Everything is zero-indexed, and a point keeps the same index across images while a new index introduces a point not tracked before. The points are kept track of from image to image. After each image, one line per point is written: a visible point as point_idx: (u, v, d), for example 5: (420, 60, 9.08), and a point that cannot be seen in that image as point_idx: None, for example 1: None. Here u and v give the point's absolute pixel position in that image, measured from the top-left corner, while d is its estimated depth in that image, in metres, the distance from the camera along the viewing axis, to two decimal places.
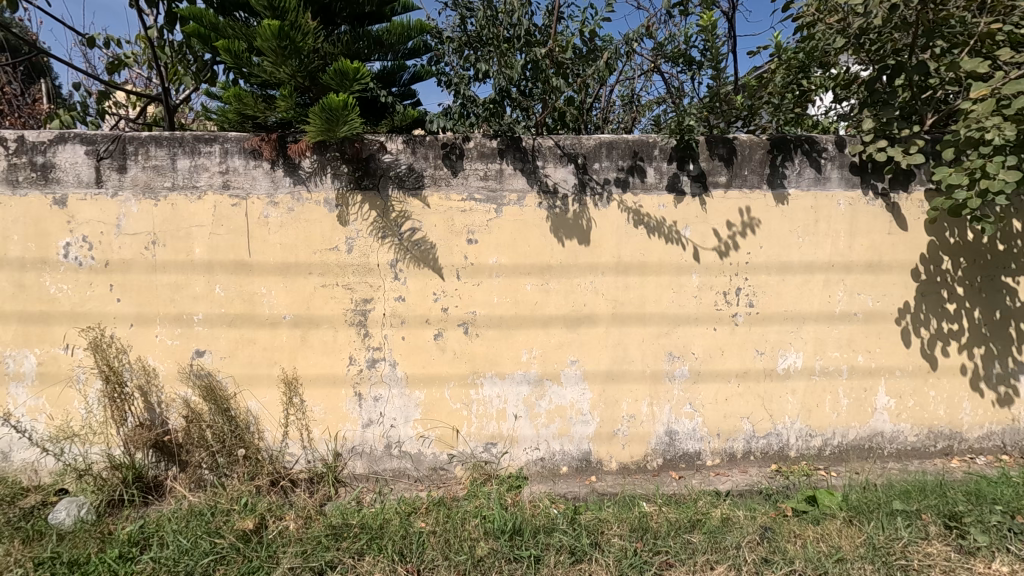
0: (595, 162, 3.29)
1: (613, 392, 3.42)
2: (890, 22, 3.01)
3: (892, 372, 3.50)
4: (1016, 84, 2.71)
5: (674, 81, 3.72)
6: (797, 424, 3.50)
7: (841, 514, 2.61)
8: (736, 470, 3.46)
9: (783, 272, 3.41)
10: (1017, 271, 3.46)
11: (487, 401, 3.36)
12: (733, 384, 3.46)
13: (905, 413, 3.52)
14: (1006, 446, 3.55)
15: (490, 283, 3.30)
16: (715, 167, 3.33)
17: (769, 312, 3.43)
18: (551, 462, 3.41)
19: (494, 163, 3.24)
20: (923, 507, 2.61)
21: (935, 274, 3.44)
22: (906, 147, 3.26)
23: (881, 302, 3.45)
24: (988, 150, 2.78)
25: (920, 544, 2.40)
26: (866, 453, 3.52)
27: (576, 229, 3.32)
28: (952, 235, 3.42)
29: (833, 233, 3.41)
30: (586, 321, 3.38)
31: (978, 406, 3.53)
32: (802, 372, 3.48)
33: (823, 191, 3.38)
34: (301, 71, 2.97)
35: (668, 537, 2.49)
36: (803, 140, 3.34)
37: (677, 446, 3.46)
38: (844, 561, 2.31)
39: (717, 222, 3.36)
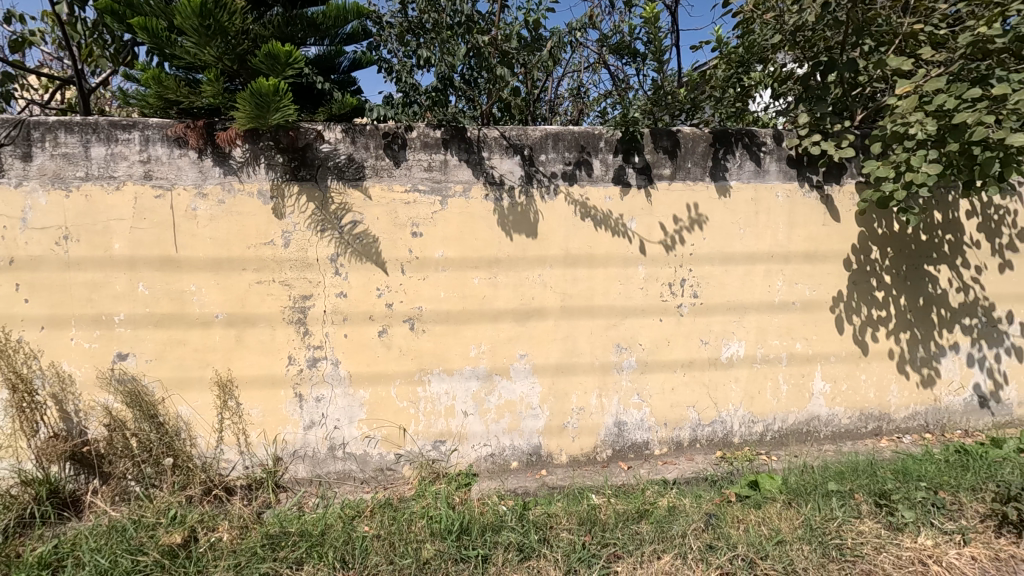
0: (542, 154, 3.26)
1: (563, 385, 3.41)
2: (823, 20, 3.12)
3: (827, 358, 3.64)
4: (936, 82, 2.85)
5: (620, 74, 3.72)
6: (740, 411, 3.59)
7: (780, 497, 2.68)
8: (682, 458, 3.52)
9: (726, 263, 3.49)
10: (938, 260, 3.66)
11: (435, 398, 3.28)
12: (679, 374, 3.51)
13: (839, 397, 3.67)
14: (930, 425, 3.77)
15: (436, 277, 3.22)
16: (659, 159, 3.36)
17: (712, 302, 3.50)
18: (501, 457, 3.37)
19: (439, 153, 3.15)
20: (856, 487, 2.71)
21: (865, 263, 3.60)
22: (838, 141, 3.38)
23: (817, 291, 3.58)
24: (912, 145, 2.91)
25: (853, 522, 2.49)
26: (804, 436, 3.66)
27: (523, 222, 3.27)
28: (881, 226, 3.59)
29: (773, 225, 3.51)
30: (535, 315, 3.35)
31: (905, 388, 3.72)
32: (744, 360, 3.57)
33: (763, 183, 3.47)
34: (228, 53, 2.81)
35: (616, 529, 2.49)
36: (743, 134, 3.41)
37: (626, 437, 3.50)
38: (783, 543, 2.36)
39: (662, 215, 3.39)
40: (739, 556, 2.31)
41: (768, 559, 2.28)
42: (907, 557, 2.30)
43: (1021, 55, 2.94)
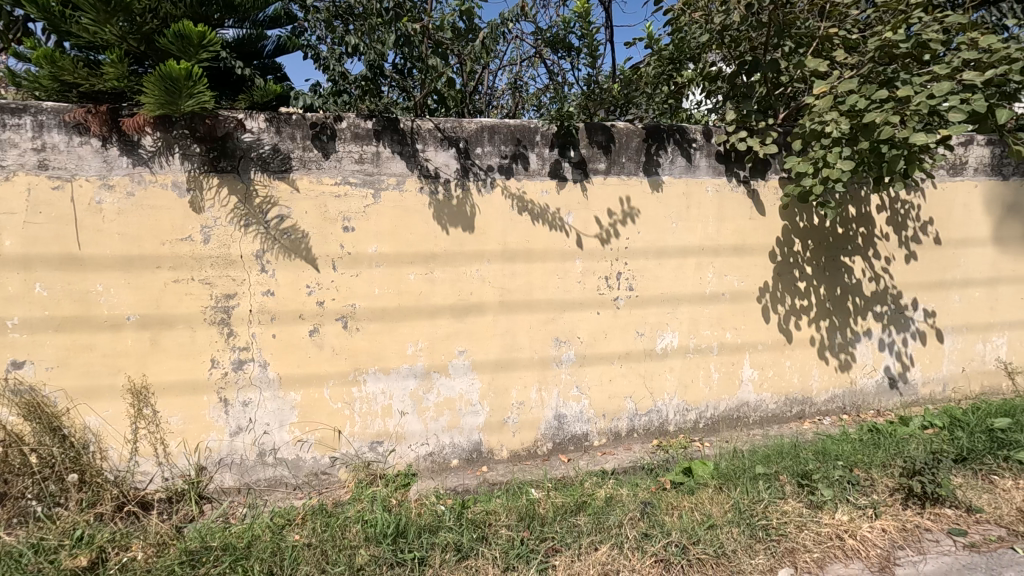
0: (477, 147, 3.21)
1: (502, 380, 3.39)
2: (746, 21, 3.25)
3: (755, 346, 3.80)
4: (849, 83, 3.01)
5: (556, 68, 3.72)
6: (674, 400, 3.70)
7: (711, 482, 2.77)
8: (620, 448, 3.59)
9: (660, 256, 3.57)
10: (853, 251, 3.89)
11: (371, 399, 3.18)
12: (616, 366, 3.57)
13: (766, 383, 3.85)
14: (847, 406, 4.02)
15: (371, 273, 3.11)
16: (595, 154, 3.38)
17: (647, 294, 3.58)
18: (440, 456, 3.32)
19: (370, 145, 3.04)
20: (781, 469, 2.83)
21: (788, 255, 3.78)
22: (763, 138, 3.53)
23: (745, 282, 3.73)
24: (828, 143, 3.07)
25: (778, 502, 2.60)
26: (734, 422, 3.81)
27: (460, 216, 3.22)
28: (802, 219, 3.77)
29: (703, 218, 3.62)
30: (473, 311, 3.30)
31: (825, 373, 3.95)
32: (678, 350, 3.67)
33: (693, 178, 3.57)
34: (133, 33, 2.60)
35: (555, 522, 2.49)
36: (675, 130, 3.49)
37: (566, 429, 3.52)
38: (715, 526, 2.44)
39: (598, 209, 3.43)
40: (672, 542, 2.36)
41: (700, 543, 2.34)
42: (826, 532, 2.42)
43: (922, 61, 3.16)
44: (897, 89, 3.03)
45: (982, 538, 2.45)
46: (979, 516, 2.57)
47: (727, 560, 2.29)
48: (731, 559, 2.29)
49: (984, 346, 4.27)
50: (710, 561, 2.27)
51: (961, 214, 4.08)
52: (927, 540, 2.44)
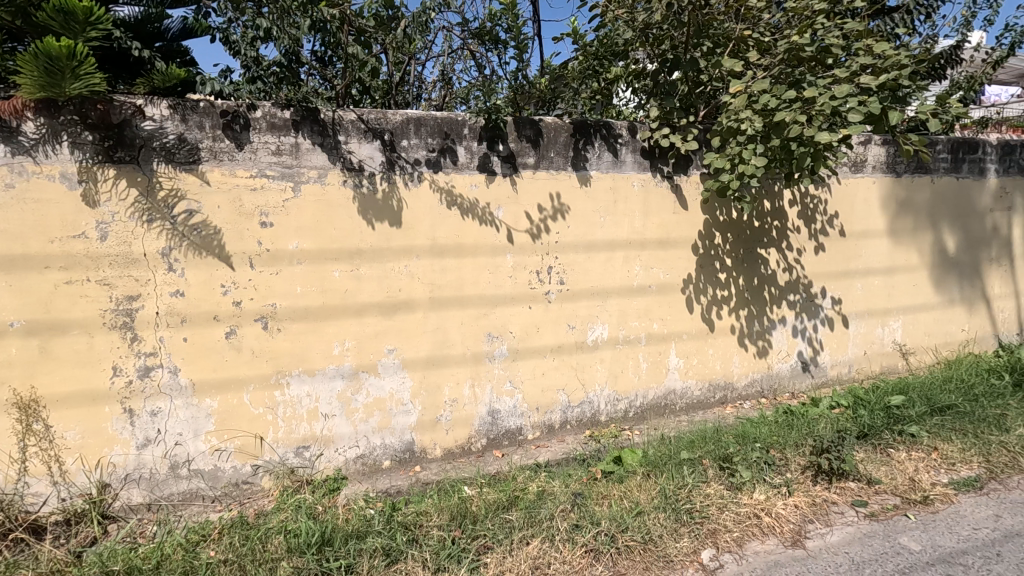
0: (403, 140, 3.12)
1: (434, 378, 3.33)
2: (667, 20, 3.35)
3: (680, 336, 3.94)
4: (762, 83, 3.16)
5: (483, 61, 3.69)
6: (605, 390, 3.78)
7: (639, 470, 2.85)
8: (554, 440, 3.62)
9: (589, 250, 3.62)
10: (769, 244, 4.10)
11: (296, 402, 3.04)
12: (549, 360, 3.60)
13: (691, 371, 4.00)
14: (764, 390, 4.25)
15: (292, 270, 2.96)
16: (523, 148, 3.38)
17: (577, 288, 3.62)
18: (371, 457, 3.22)
19: (288, 135, 2.88)
20: (704, 453, 2.94)
21: (710, 248, 3.94)
22: (684, 135, 3.65)
23: (670, 275, 3.86)
24: (743, 140, 3.22)
25: (701, 486, 2.70)
26: (662, 410, 3.94)
27: (387, 211, 3.12)
28: (722, 213, 3.94)
29: (630, 213, 3.70)
30: (402, 307, 3.22)
31: (745, 359, 4.15)
32: (608, 341, 3.75)
33: (620, 173, 3.64)
34: (5, 5, 2.33)
35: (486, 519, 2.47)
36: (601, 125, 3.54)
37: (500, 424, 3.51)
38: (642, 513, 2.50)
39: (528, 204, 3.43)
40: (602, 531, 2.40)
41: (628, 531, 2.40)
42: (745, 512, 2.54)
43: (826, 64, 3.37)
44: (804, 90, 3.21)
45: (880, 507, 2.65)
46: (878, 487, 2.77)
47: (654, 546, 2.36)
48: (658, 544, 2.36)
49: (883, 330, 4.64)
50: (638, 548, 2.33)
51: (862, 208, 4.40)
52: (834, 513, 2.61)
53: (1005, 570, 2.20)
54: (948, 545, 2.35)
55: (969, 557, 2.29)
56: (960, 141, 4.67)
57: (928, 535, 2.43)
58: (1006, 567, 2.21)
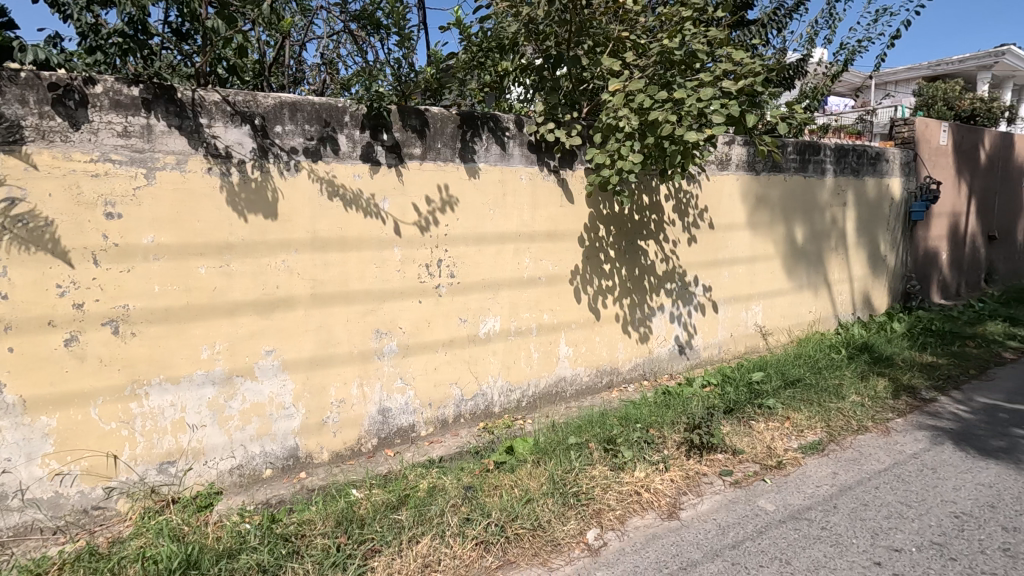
0: (277, 125, 2.90)
1: (318, 378, 3.16)
2: (550, 16, 3.41)
3: (569, 325, 4.08)
4: (637, 83, 3.34)
5: (365, 45, 3.55)
6: (498, 381, 3.81)
7: (529, 458, 2.92)
8: (448, 435, 3.60)
9: (479, 243, 3.62)
10: (648, 236, 4.35)
11: (157, 413, 2.73)
12: (441, 354, 3.56)
13: (580, 359, 4.16)
14: (646, 373, 4.53)
15: (148, 268, 2.65)
16: (409, 139, 3.28)
17: (468, 281, 3.61)
18: (250, 467, 2.99)
19: (138, 115, 2.56)
20: (590, 437, 3.07)
21: (595, 241, 4.10)
22: (569, 130, 3.76)
23: (558, 266, 3.97)
24: (622, 137, 3.39)
25: (587, 468, 2.81)
26: (553, 398, 4.06)
27: (260, 202, 2.89)
28: (605, 207, 4.12)
29: (519, 205, 3.75)
30: (281, 306, 3.01)
31: (628, 345, 4.39)
32: (500, 333, 3.78)
33: (507, 166, 3.67)
34: None
35: (373, 522, 2.39)
36: (489, 118, 3.54)
37: (391, 423, 3.42)
38: (532, 500, 2.56)
39: (415, 196, 3.35)
40: (492, 522, 2.41)
41: (518, 519, 2.44)
42: (627, 490, 2.68)
43: (693, 68, 3.62)
44: (674, 91, 3.43)
45: (743, 474, 2.92)
46: (741, 457, 3.06)
47: (542, 531, 2.41)
48: (546, 529, 2.41)
49: (747, 313, 5.13)
50: (527, 535, 2.38)
51: (727, 203, 4.81)
52: (704, 483, 2.84)
53: (839, 519, 2.46)
54: (796, 503, 2.62)
55: (812, 511, 2.54)
56: (806, 144, 5.26)
57: (781, 495, 2.70)
58: (840, 516, 2.48)
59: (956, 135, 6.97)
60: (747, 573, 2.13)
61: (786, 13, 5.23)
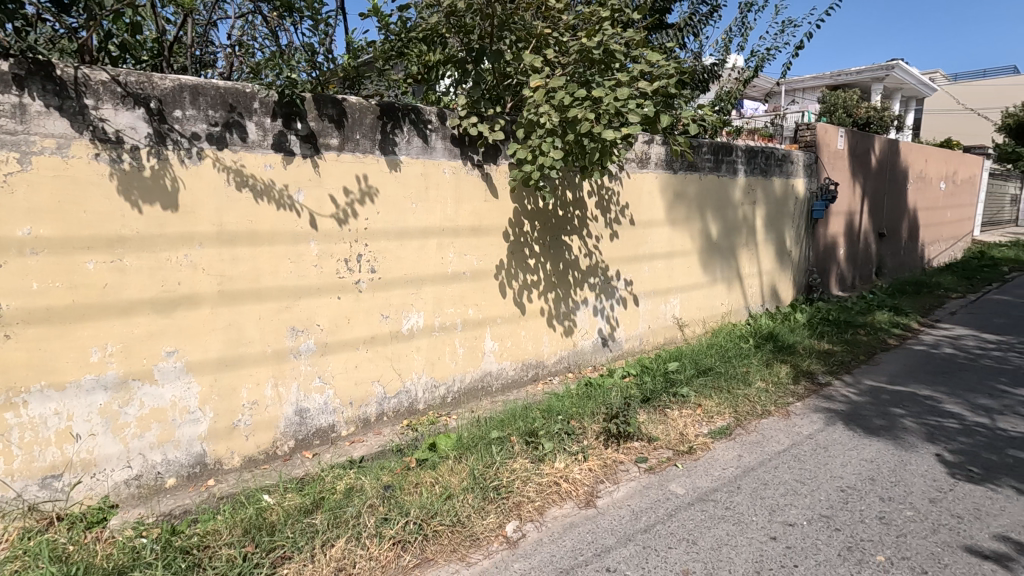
0: (176, 109, 2.70)
1: (228, 380, 2.99)
2: (471, 8, 3.37)
3: (494, 320, 4.09)
4: (557, 80, 3.38)
5: (277, 28, 3.37)
6: (422, 378, 3.76)
7: (450, 454, 2.91)
8: (370, 434, 3.52)
9: (401, 237, 3.55)
10: (572, 231, 4.43)
11: (38, 423, 2.48)
12: (362, 352, 3.47)
13: (506, 353, 4.19)
14: (571, 365, 4.63)
15: (24, 263, 2.39)
16: (325, 128, 3.16)
17: (390, 277, 3.53)
18: (151, 477, 2.78)
19: (8, 93, 2.30)
20: (512, 431, 3.10)
21: (519, 236, 4.13)
22: (492, 125, 3.76)
23: (483, 261, 3.97)
24: (543, 133, 3.43)
25: (508, 462, 2.83)
26: (479, 392, 4.06)
27: (158, 192, 2.68)
28: (530, 202, 4.15)
29: (442, 199, 3.71)
30: (184, 303, 2.81)
31: (553, 338, 4.47)
32: (424, 329, 3.73)
33: (430, 159, 3.62)
34: None
35: (285, 528, 2.29)
36: (410, 110, 3.46)
37: (309, 424, 3.29)
38: (452, 496, 2.55)
39: (333, 188, 3.23)
40: (410, 521, 2.38)
41: (437, 516, 2.42)
42: (546, 481, 2.73)
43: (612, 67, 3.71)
44: (594, 90, 3.50)
45: (657, 460, 3.04)
46: (656, 444, 3.19)
47: (462, 526, 2.41)
48: (465, 524, 2.41)
49: (666, 306, 5.35)
50: (446, 531, 2.37)
51: (647, 200, 4.99)
52: (621, 471, 2.94)
53: (742, 499, 2.62)
54: (704, 486, 2.76)
55: (718, 493, 2.70)
56: (719, 145, 5.54)
57: (691, 479, 2.84)
58: (742, 496, 2.64)
59: (851, 139, 7.59)
60: (656, 555, 2.23)
61: (701, 19, 5.47)
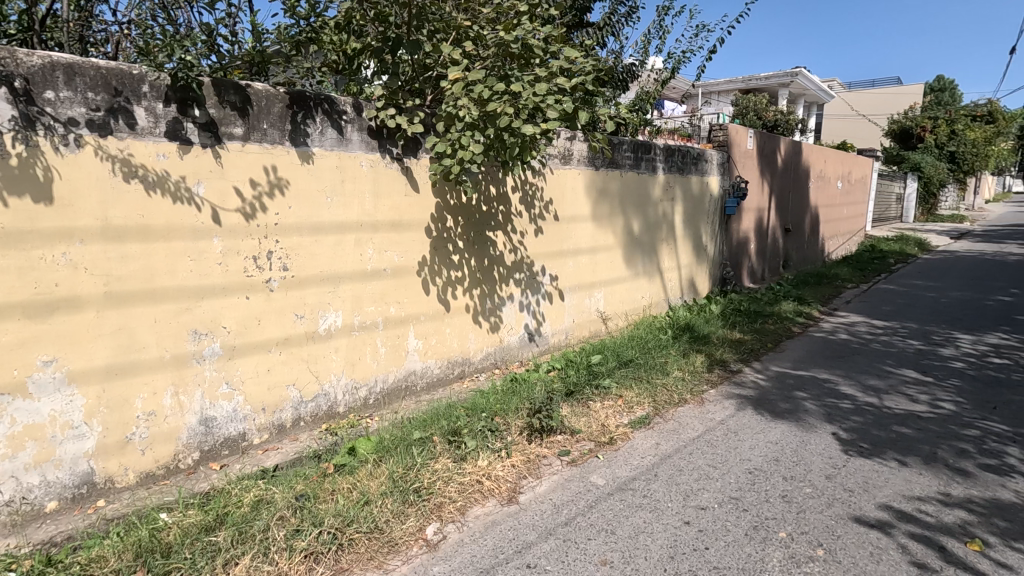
0: (48, 90, 2.41)
1: (119, 390, 2.72)
2: None
3: (418, 317, 4.00)
4: (476, 73, 3.33)
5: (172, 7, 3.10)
6: (342, 380, 3.61)
7: (369, 458, 2.80)
8: (286, 440, 3.34)
9: (316, 233, 3.38)
10: (496, 227, 4.40)
11: None
12: (274, 355, 3.27)
13: (430, 351, 4.10)
14: (497, 361, 4.61)
15: None
16: (227, 116, 2.94)
17: (304, 274, 3.36)
18: (26, 503, 2.48)
19: None
20: (435, 431, 3.04)
21: (442, 231, 4.05)
22: (411, 117, 3.66)
23: (404, 257, 3.86)
24: (462, 126, 3.38)
25: (429, 463, 2.77)
26: (403, 392, 3.95)
27: (27, 182, 2.39)
28: (452, 197, 4.09)
29: (359, 194, 3.57)
30: (63, 307, 2.53)
31: (479, 335, 4.43)
32: (342, 329, 3.59)
33: (345, 152, 3.47)
34: None
35: (182, 549, 2.12)
36: (322, 99, 3.30)
37: (216, 433, 3.07)
38: (369, 502, 2.46)
39: (237, 180, 3.02)
40: (324, 531, 2.26)
41: (353, 523, 2.32)
42: (468, 480, 2.70)
43: (531, 61, 3.70)
44: (513, 84, 3.48)
45: (579, 452, 3.08)
46: (578, 436, 3.24)
47: (380, 533, 2.33)
48: (383, 530, 2.33)
49: (591, 300, 5.45)
50: (363, 539, 2.27)
51: (571, 196, 5.05)
52: (544, 465, 2.95)
53: (659, 486, 2.70)
54: (623, 475, 2.82)
55: (637, 481, 2.77)
56: (639, 143, 5.70)
57: (611, 469, 2.89)
58: (659, 483, 2.73)
59: (759, 140, 8.06)
60: (575, 548, 2.25)
61: (620, 19, 5.59)
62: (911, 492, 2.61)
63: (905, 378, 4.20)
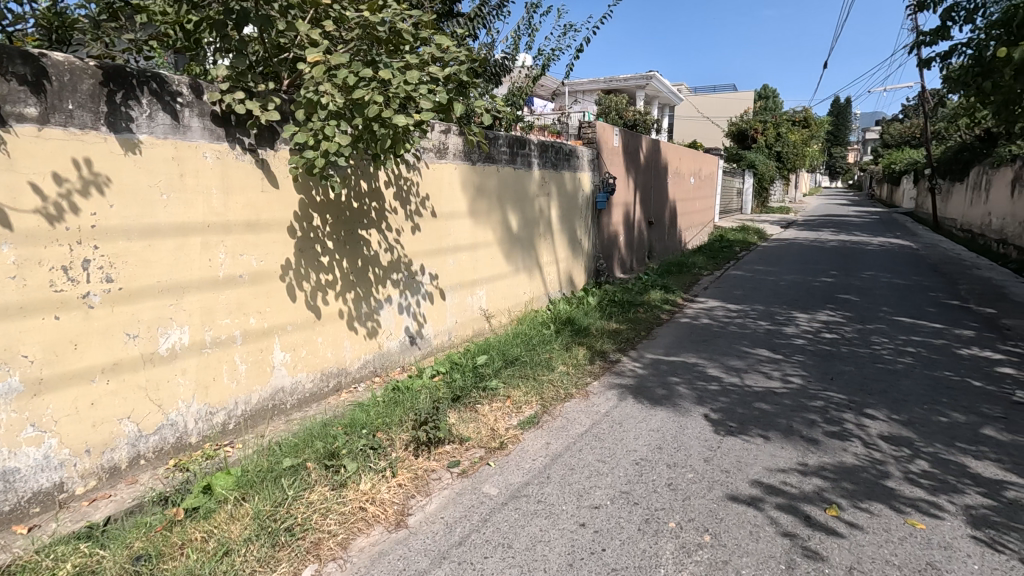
0: None
1: None
2: None
3: (284, 328, 3.58)
4: (338, 56, 3.02)
5: None
6: (193, 406, 3.11)
7: (230, 496, 2.41)
8: (121, 485, 2.79)
9: (149, 237, 2.85)
10: (369, 225, 4.09)
11: None
12: (99, 384, 2.70)
13: (300, 364, 3.71)
14: (377, 369, 4.32)
15: None
16: (14, 92, 2.33)
17: (136, 286, 2.81)
18: None
19: None
20: (309, 456, 2.71)
21: (308, 231, 3.66)
22: (264, 104, 3.24)
23: (264, 261, 3.43)
24: (325, 115, 3.05)
25: (303, 494, 2.46)
26: (270, 413, 3.53)
27: None
28: (318, 193, 3.71)
29: (203, 190, 3.09)
30: None
31: (355, 342, 4.10)
32: (190, 348, 3.08)
33: (183, 140, 2.96)
34: None
35: None
36: (149, 77, 2.78)
37: (21, 489, 2.45)
38: (230, 552, 2.10)
39: (34, 173, 2.42)
40: None
41: None
42: (349, 509, 2.43)
43: (399, 46, 3.44)
44: (380, 70, 3.21)
45: (469, 462, 2.94)
46: (467, 444, 3.10)
47: None
48: None
49: (472, 297, 5.33)
50: None
51: (447, 192, 4.86)
52: (433, 480, 2.77)
53: (552, 488, 2.65)
54: (516, 482, 2.73)
55: (530, 486, 2.69)
56: (514, 138, 5.67)
57: (503, 476, 2.79)
58: (552, 486, 2.68)
59: (624, 138, 8.49)
60: (473, 570, 2.10)
61: (491, 11, 5.52)
62: (776, 465, 2.83)
63: (760, 357, 4.63)
